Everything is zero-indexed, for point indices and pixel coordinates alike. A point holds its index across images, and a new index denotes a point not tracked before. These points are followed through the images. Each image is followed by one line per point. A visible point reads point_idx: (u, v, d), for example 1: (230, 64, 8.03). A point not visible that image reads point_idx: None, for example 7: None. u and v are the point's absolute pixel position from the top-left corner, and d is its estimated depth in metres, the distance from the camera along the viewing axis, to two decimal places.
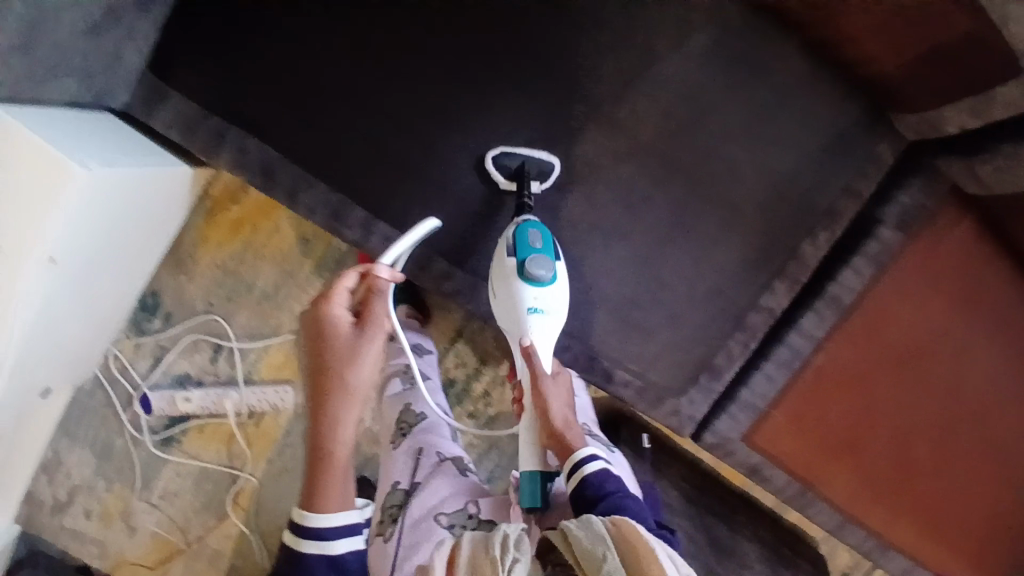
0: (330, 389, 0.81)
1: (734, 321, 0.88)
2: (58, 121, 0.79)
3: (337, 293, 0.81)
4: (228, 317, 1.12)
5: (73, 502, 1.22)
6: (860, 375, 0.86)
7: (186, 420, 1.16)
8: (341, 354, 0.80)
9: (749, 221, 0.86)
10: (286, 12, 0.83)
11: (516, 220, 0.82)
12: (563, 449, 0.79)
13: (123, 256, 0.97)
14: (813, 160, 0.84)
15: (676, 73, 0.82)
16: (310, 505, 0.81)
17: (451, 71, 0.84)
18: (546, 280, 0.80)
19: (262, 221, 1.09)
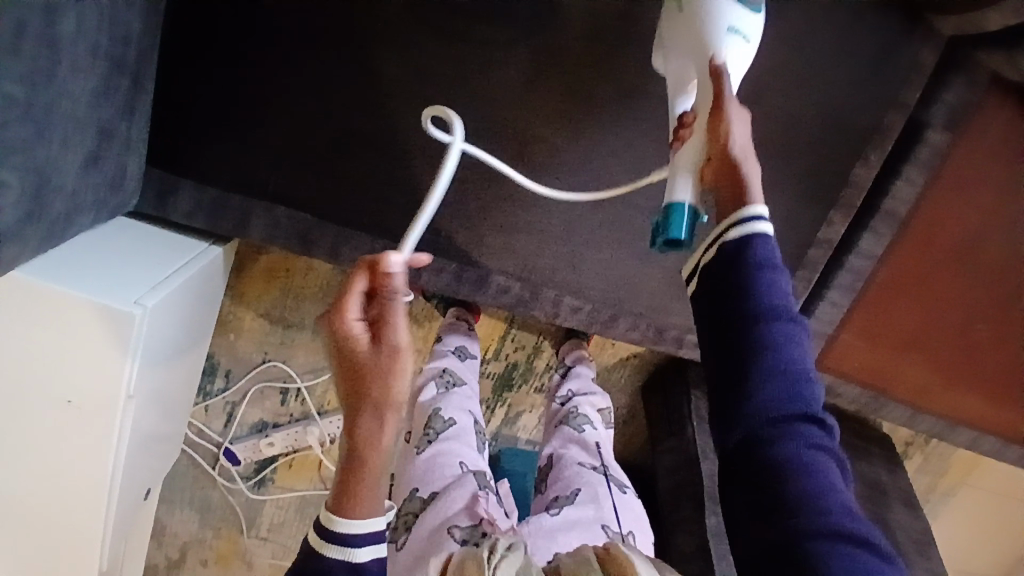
0: (355, 399, 0.61)
1: (797, 259, 0.96)
2: (94, 263, 0.69)
3: (350, 295, 0.60)
4: (287, 360, 1.14)
5: (186, 556, 1.28)
6: (915, 280, 0.97)
7: (274, 460, 1.21)
8: (362, 364, 0.60)
9: (790, 161, 0.91)
10: (284, 60, 0.76)
11: None
12: (736, 186, 0.59)
13: (186, 356, 0.88)
14: (849, 87, 0.88)
15: None
16: (342, 512, 0.62)
17: (470, 78, 0.78)
18: (750, 11, 0.64)
19: (293, 265, 1.06)
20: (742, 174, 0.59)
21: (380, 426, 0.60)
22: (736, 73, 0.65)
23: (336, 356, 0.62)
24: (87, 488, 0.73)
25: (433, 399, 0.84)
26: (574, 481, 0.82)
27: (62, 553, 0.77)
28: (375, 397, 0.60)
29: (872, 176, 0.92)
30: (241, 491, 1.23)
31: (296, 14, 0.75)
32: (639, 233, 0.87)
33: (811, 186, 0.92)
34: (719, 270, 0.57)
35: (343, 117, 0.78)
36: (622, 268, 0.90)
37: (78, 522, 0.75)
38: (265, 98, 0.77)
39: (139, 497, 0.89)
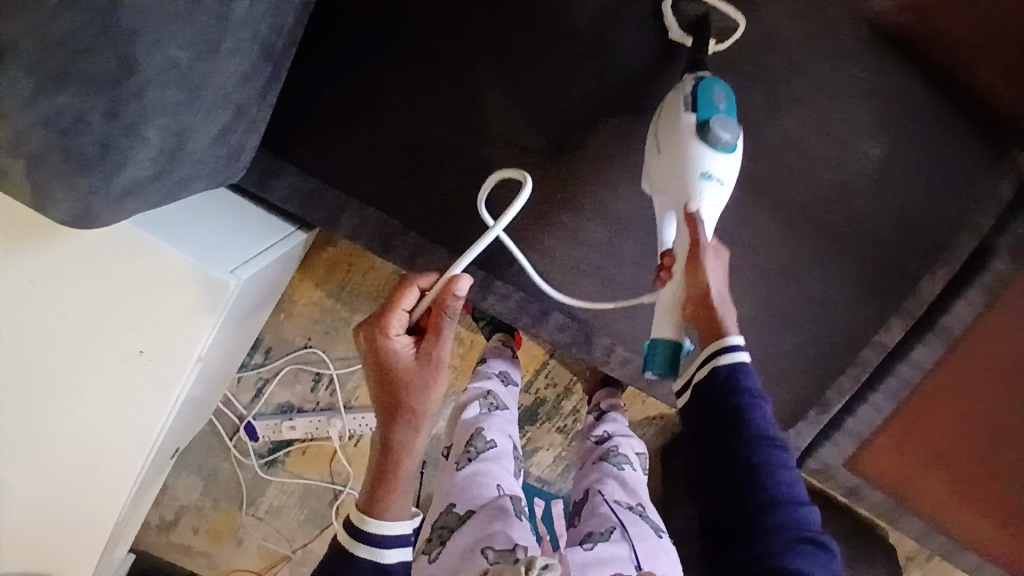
0: (393, 411, 0.67)
1: (848, 355, 0.96)
2: (195, 227, 0.72)
3: (394, 314, 0.67)
4: (327, 349, 1.16)
5: (180, 521, 1.29)
6: (958, 399, 0.97)
7: (290, 444, 1.22)
8: (402, 379, 0.66)
9: (857, 261, 0.93)
10: (408, 74, 0.81)
11: (697, 76, 0.71)
12: (712, 322, 0.62)
13: (243, 331, 0.90)
14: (925, 201, 0.90)
15: (796, 124, 0.87)
16: (372, 510, 0.67)
17: (577, 124, 0.83)
18: (725, 143, 0.67)
19: (357, 261, 1.10)
20: (718, 317, 0.63)
21: (412, 436, 0.67)
22: (714, 213, 0.68)
23: (376, 369, 0.68)
24: (133, 436, 0.73)
25: (475, 417, 0.86)
26: (609, 519, 0.78)
27: (87, 495, 0.77)
28: (412, 411, 0.66)
29: (935, 289, 0.94)
30: (250, 468, 1.23)
31: (432, 37, 0.81)
32: None
33: (872, 289, 0.94)
34: (706, 399, 0.62)
35: (449, 136, 0.83)
36: None
37: (114, 467, 0.75)
38: (382, 104, 0.82)
39: (166, 456, 0.90)
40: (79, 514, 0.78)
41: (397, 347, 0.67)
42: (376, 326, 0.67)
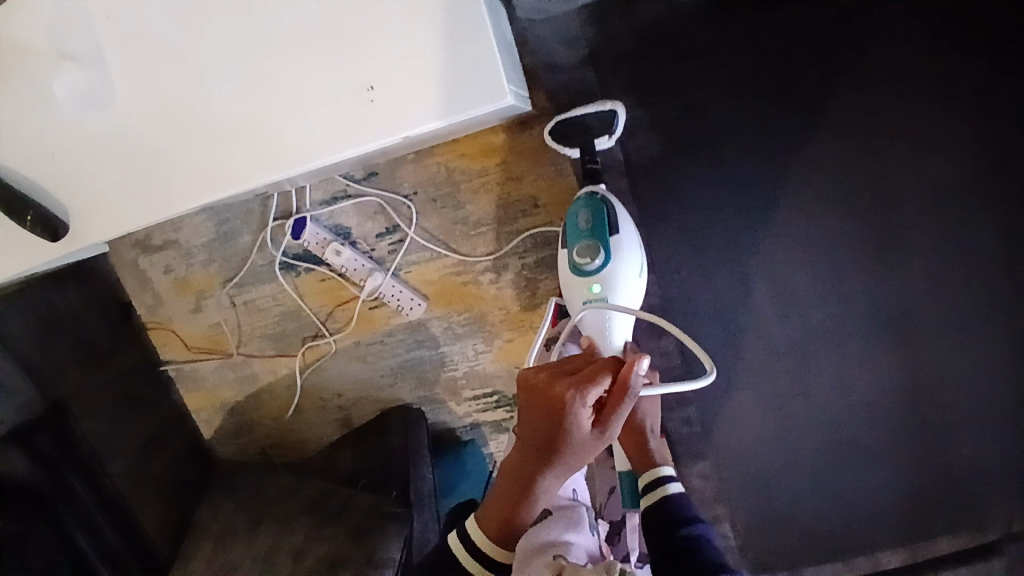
0: (551, 455, 0.77)
1: (846, 549, 0.96)
2: (490, 6, 0.70)
3: (590, 393, 0.73)
4: (421, 213, 1.10)
5: (162, 252, 1.20)
6: None
7: (318, 264, 1.15)
8: (574, 441, 0.75)
9: (908, 475, 0.95)
10: (718, 92, 0.95)
11: (595, 189, 0.92)
12: (649, 464, 0.86)
13: (405, 149, 0.94)
14: (1003, 478, 0.94)
15: (948, 338, 0.94)
16: (506, 539, 0.80)
17: (799, 211, 0.95)
18: (596, 266, 0.88)
19: (514, 164, 1.06)
20: (647, 444, 0.86)
21: (560, 476, 0.79)
22: (616, 292, 0.88)
23: (552, 426, 0.75)
24: (287, 155, 0.71)
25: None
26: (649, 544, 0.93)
27: (201, 161, 0.73)
28: (568, 460, 0.77)
29: (946, 548, 0.95)
30: (266, 257, 1.16)
31: (755, 82, 0.95)
32: (781, 409, 0.96)
33: (905, 514, 0.95)
34: (667, 526, 0.77)
35: (701, 159, 0.97)
36: (748, 423, 0.97)
37: (250, 155, 0.72)
38: (685, 97, 0.96)
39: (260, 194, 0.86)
40: (173, 172, 0.73)
41: (583, 419, 0.74)
42: (570, 394, 0.73)
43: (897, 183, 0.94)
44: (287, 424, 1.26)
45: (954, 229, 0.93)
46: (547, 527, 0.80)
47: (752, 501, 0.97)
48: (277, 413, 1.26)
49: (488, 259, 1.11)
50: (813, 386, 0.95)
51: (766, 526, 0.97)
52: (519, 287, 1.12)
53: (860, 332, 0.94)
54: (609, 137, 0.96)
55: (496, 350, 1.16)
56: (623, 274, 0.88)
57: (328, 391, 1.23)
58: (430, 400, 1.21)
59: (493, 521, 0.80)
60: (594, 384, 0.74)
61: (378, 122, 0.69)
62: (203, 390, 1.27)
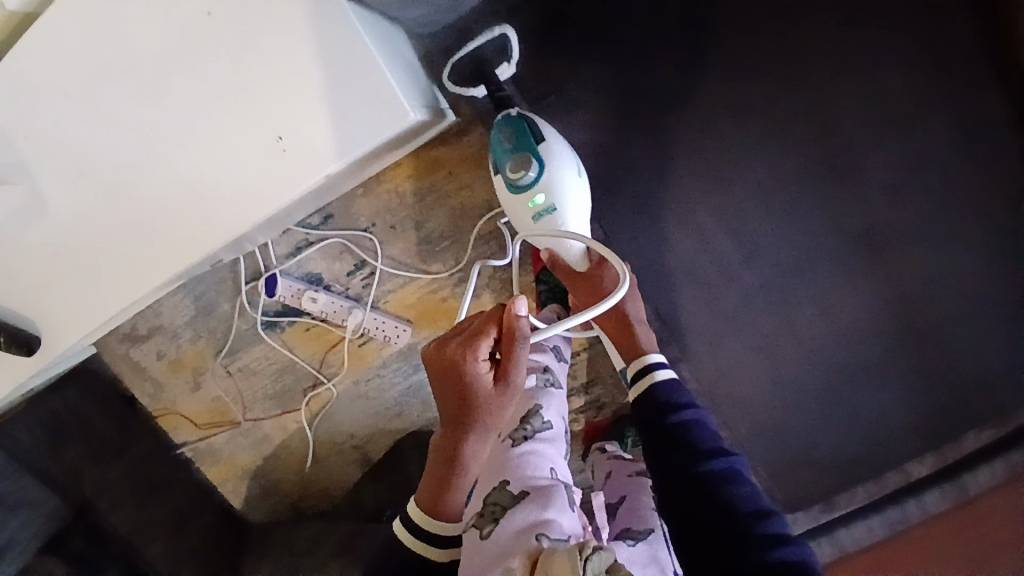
0: (463, 416, 0.84)
1: (874, 470, 0.95)
2: (371, 26, 0.70)
3: (481, 345, 0.81)
4: (384, 243, 1.11)
5: (150, 339, 1.22)
6: (932, 549, 0.99)
7: (299, 315, 1.16)
8: (477, 395, 0.83)
9: (917, 384, 0.94)
10: (638, 53, 0.94)
11: (510, 110, 0.92)
12: (635, 351, 0.89)
13: (339, 186, 0.95)
14: (1010, 364, 0.93)
15: (924, 244, 0.92)
16: (438, 510, 0.85)
17: (742, 150, 0.94)
18: (530, 179, 0.88)
19: (461, 172, 1.07)
20: (633, 336, 0.90)
21: (479, 437, 0.85)
22: (561, 201, 0.88)
23: (456, 386, 0.83)
24: (220, 220, 0.72)
25: (536, 393, 0.98)
26: (650, 522, 0.91)
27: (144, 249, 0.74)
28: (483, 418, 0.85)
29: (974, 445, 0.95)
30: (248, 320, 1.18)
31: (673, 34, 0.93)
32: (776, 348, 0.95)
33: (922, 422, 0.94)
34: (653, 418, 0.83)
35: (631, 123, 0.95)
36: (744, 367, 0.96)
37: (188, 232, 0.73)
38: (603, 65, 0.95)
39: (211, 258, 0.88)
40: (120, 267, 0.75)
41: (480, 371, 0.82)
42: (461, 352, 0.82)
43: (839, 99, 0.92)
44: (310, 474, 1.28)
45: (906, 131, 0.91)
46: (521, 511, 0.81)
47: (770, 444, 0.96)
48: (298, 466, 1.28)
49: (460, 270, 1.12)
50: (798, 318, 0.95)
51: (786, 465, 0.96)
52: (497, 289, 1.13)
53: (833, 253, 0.94)
54: (509, 62, 0.95)
55: None
56: (563, 178, 0.88)
57: (340, 434, 1.24)
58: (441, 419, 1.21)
59: (424, 495, 0.86)
60: (482, 338, 0.82)
61: (292, 168, 0.69)
62: (222, 461, 1.29)
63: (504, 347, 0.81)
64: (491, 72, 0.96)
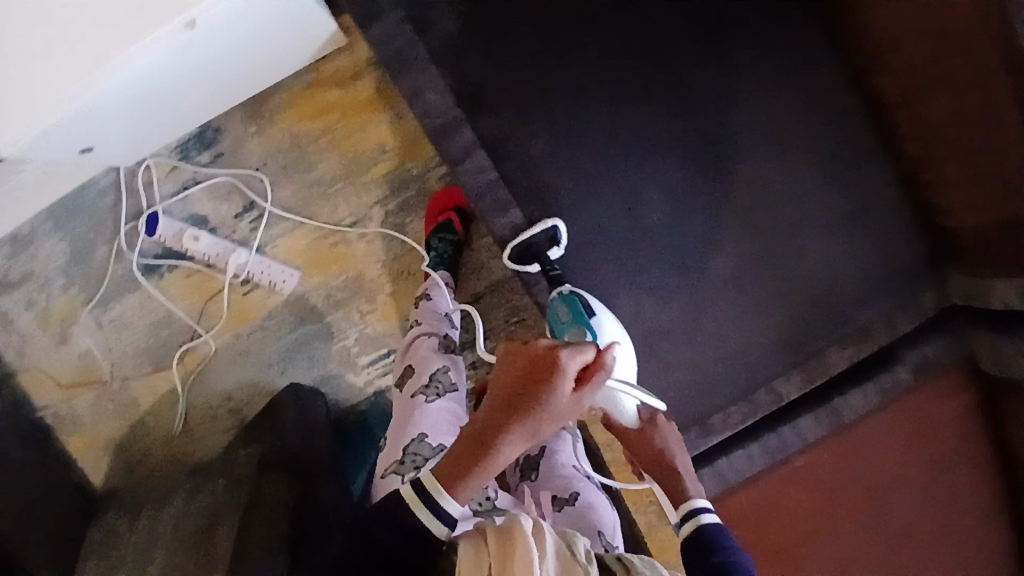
0: (520, 413, 0.65)
1: (746, 392, 0.96)
2: None
3: (582, 356, 0.65)
4: (274, 184, 1.12)
5: (19, 287, 1.14)
6: (812, 477, 0.99)
7: (181, 259, 1.12)
8: (556, 406, 0.65)
9: (784, 303, 0.96)
10: None
11: (562, 288, 0.92)
12: (677, 493, 0.83)
13: (222, 90, 0.97)
14: (871, 283, 0.96)
15: (788, 167, 0.94)
16: (450, 499, 0.66)
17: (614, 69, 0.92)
18: None
19: (354, 115, 1.11)
20: (677, 476, 0.84)
21: (522, 443, 0.67)
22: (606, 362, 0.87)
23: (537, 386, 0.65)
24: (77, 59, 0.71)
25: (436, 354, 0.96)
26: (573, 484, 0.94)
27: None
28: (538, 427, 0.66)
29: (840, 364, 0.97)
30: (126, 265, 1.13)
31: None
32: (648, 266, 0.95)
33: (791, 342, 0.96)
34: (701, 556, 0.74)
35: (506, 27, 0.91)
36: (616, 288, 0.95)
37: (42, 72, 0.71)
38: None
39: (79, 144, 0.87)
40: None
41: (567, 380, 0.65)
42: (560, 358, 0.65)
43: None
44: (181, 444, 1.17)
45: (754, 51, 0.92)
46: None
47: (646, 366, 0.95)
48: (169, 435, 1.18)
49: (351, 214, 1.12)
50: (668, 232, 0.94)
51: (661, 386, 0.95)
52: (388, 235, 1.13)
53: (701, 172, 0.94)
54: (560, 246, 0.94)
55: (380, 307, 1.15)
56: (610, 344, 0.88)
57: (217, 395, 1.16)
58: (327, 377, 1.16)
59: (441, 480, 0.67)
60: (587, 350, 0.66)
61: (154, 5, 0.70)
62: (85, 430, 1.17)
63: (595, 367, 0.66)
64: (543, 254, 0.95)
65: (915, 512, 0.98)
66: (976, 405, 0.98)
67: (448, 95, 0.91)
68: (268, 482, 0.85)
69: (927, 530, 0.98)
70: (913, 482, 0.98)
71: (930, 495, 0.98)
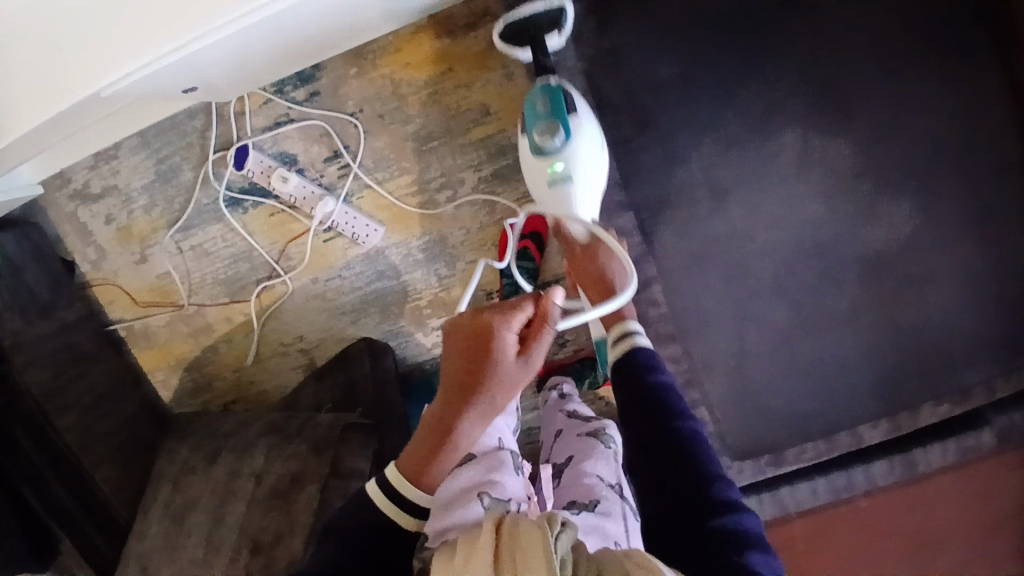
0: (470, 380, 0.74)
1: (827, 431, 0.93)
2: None
3: (514, 315, 0.73)
4: (368, 133, 1.06)
5: (101, 199, 1.14)
6: (870, 519, 0.99)
7: (266, 196, 1.10)
8: (500, 365, 0.73)
9: (890, 351, 0.91)
10: None
11: (550, 78, 0.87)
12: (617, 318, 0.85)
13: (341, 36, 0.90)
14: (984, 342, 0.90)
15: (930, 203, 0.87)
16: (420, 474, 0.73)
17: (762, 77, 0.87)
18: (555, 146, 0.86)
19: (461, 70, 1.03)
20: (616, 312, 0.86)
21: (480, 409, 0.74)
22: (576, 171, 0.86)
23: (479, 351, 0.73)
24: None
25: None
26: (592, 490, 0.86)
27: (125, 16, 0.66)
28: (492, 390, 0.74)
29: (929, 418, 0.94)
30: (210, 194, 1.11)
31: None
32: (755, 292, 0.90)
33: (885, 392, 0.92)
34: (633, 381, 0.76)
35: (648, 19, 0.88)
36: (716, 305, 0.91)
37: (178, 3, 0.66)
38: None
39: (182, 84, 0.81)
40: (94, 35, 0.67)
41: (507, 341, 0.73)
42: (493, 319, 0.74)
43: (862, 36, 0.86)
44: (249, 374, 1.20)
45: (918, 79, 0.85)
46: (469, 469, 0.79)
47: (733, 389, 0.93)
48: (238, 364, 1.20)
49: (443, 175, 1.07)
50: (779, 258, 0.90)
51: (741, 410, 0.93)
52: (478, 202, 1.08)
53: (830, 201, 0.88)
54: (560, 32, 0.90)
55: (460, 275, 1.12)
56: (585, 152, 0.86)
57: (288, 333, 1.17)
58: (398, 333, 1.16)
59: (411, 464, 0.74)
60: (517, 313, 0.73)
61: None
62: (158, 347, 1.21)
63: (536, 324, 0.73)
64: (540, 40, 0.90)
65: (950, 569, 1.00)
66: None
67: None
68: (349, 452, 0.85)
69: None
70: (958, 541, 0.99)
71: (970, 554, 0.99)
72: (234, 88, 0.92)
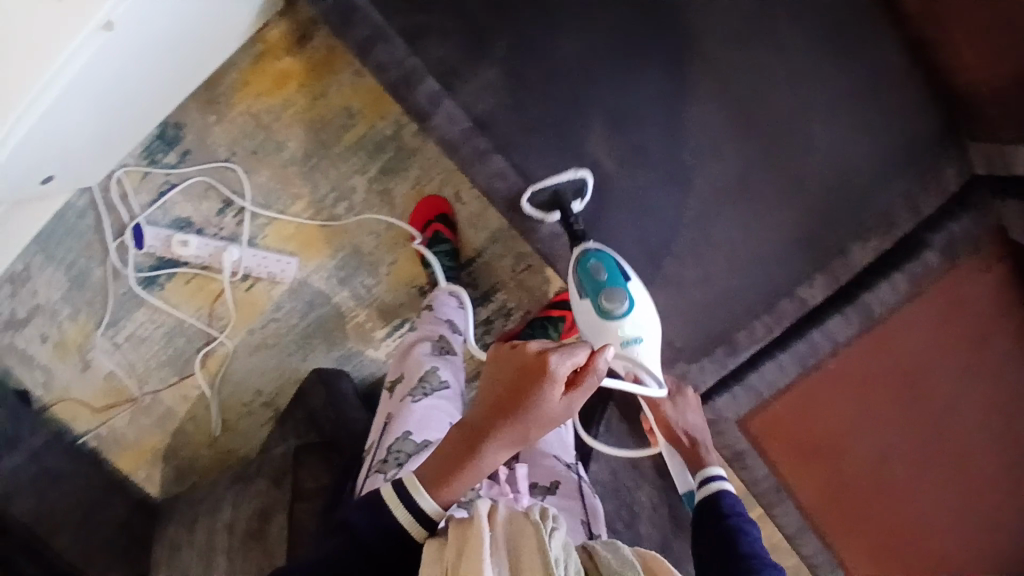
0: (503, 412, 0.64)
1: (767, 304, 0.92)
2: None
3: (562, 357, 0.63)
4: (248, 172, 1.07)
5: (30, 322, 1.12)
6: (855, 378, 0.95)
7: (175, 266, 1.11)
8: (539, 408, 0.63)
9: (802, 203, 0.89)
10: None
11: (586, 246, 0.85)
12: (699, 462, 0.87)
13: (170, 79, 0.90)
14: (883, 163, 0.89)
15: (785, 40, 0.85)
16: (435, 485, 0.66)
17: None
18: (618, 312, 0.83)
19: (311, 81, 1.04)
20: (704, 454, 0.88)
21: (507, 443, 0.65)
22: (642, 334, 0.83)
23: (516, 386, 0.64)
24: None
25: (425, 356, 0.91)
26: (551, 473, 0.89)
27: None
28: (523, 430, 0.65)
29: (863, 259, 0.92)
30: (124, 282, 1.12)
31: None
32: (650, 190, 0.88)
33: (809, 248, 0.91)
34: (711, 521, 0.76)
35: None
36: (619, 218, 0.88)
37: None
38: None
39: (38, 175, 0.83)
40: None
41: (551, 386, 0.63)
42: (541, 359, 0.64)
43: None
44: (223, 445, 1.20)
45: None
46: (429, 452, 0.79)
47: (665, 292, 0.90)
48: (208, 438, 1.19)
49: (333, 188, 1.07)
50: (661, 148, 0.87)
51: (677, 312, 0.91)
52: (375, 202, 1.08)
53: (691, 74, 0.86)
54: (583, 199, 0.87)
55: (385, 278, 1.12)
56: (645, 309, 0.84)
57: (243, 391, 1.17)
58: (348, 355, 1.14)
59: (432, 474, 0.67)
60: (570, 356, 0.64)
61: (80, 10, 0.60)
62: (129, 447, 1.18)
63: (582, 375, 0.64)
64: (568, 206, 0.87)
65: (952, 405, 0.96)
66: (1010, 275, 0.93)
67: (402, 41, 0.83)
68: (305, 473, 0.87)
69: (964, 420, 0.96)
70: (946, 372, 0.95)
71: (965, 382, 0.95)
72: (85, 160, 0.92)
